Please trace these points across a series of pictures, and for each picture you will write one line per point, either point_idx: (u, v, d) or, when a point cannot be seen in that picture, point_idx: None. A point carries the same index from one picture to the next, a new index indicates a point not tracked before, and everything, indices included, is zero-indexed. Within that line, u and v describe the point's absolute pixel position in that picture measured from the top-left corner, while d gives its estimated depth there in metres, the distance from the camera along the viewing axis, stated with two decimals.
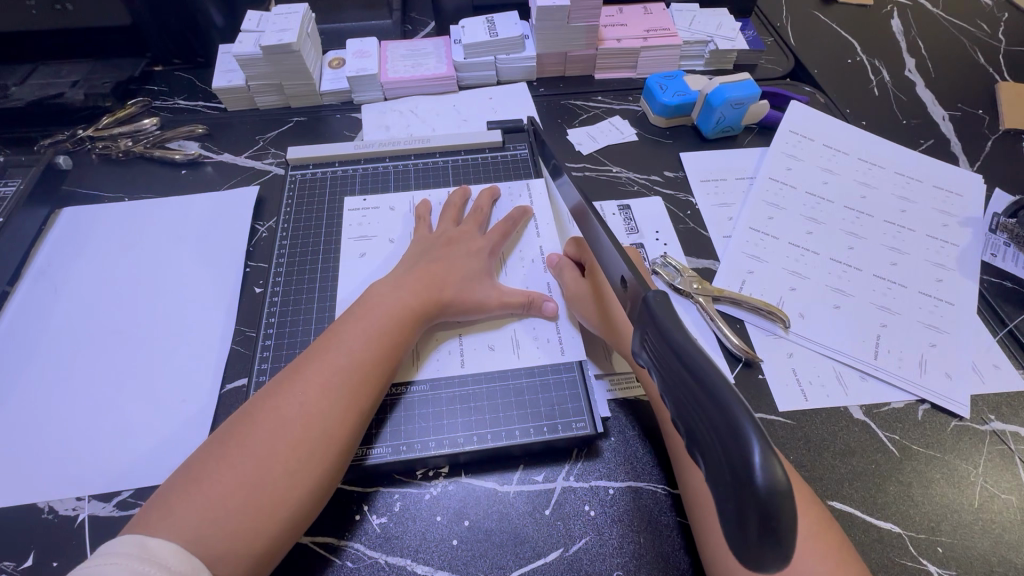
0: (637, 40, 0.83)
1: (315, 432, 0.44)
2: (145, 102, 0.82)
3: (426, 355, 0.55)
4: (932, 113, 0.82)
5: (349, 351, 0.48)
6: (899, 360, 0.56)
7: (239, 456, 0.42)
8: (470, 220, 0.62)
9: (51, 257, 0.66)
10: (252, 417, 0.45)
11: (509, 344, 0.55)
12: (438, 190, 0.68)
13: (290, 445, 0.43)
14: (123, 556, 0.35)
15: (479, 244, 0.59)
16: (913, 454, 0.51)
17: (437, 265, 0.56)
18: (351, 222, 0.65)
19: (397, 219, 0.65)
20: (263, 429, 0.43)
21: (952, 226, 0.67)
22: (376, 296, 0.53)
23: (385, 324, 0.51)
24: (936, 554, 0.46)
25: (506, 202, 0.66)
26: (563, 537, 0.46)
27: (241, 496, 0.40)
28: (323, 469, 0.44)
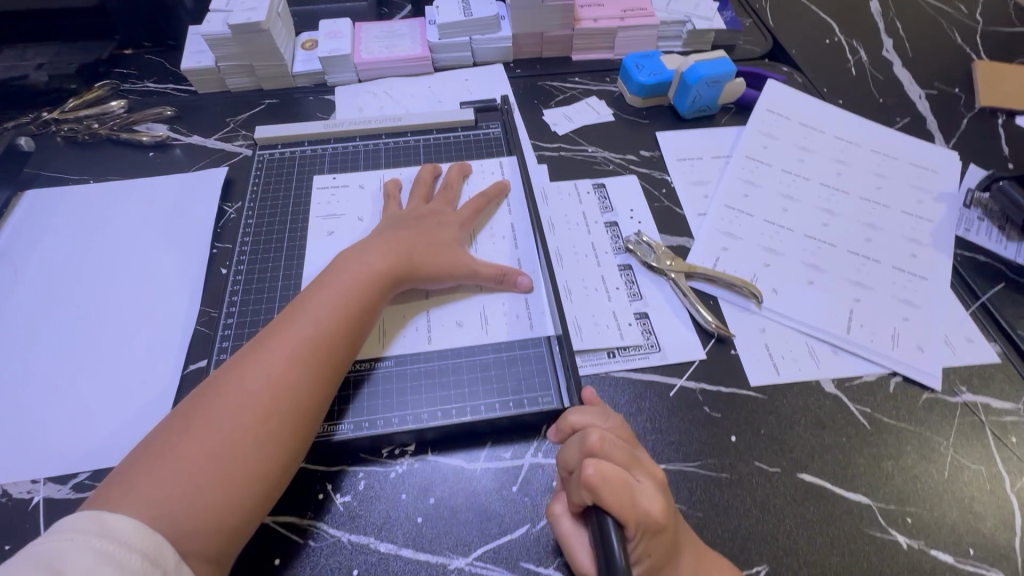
0: (614, 20, 0.82)
1: (282, 405, 0.43)
2: (113, 86, 0.80)
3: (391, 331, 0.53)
4: (909, 92, 0.81)
5: (316, 322, 0.47)
6: (871, 334, 0.56)
7: (203, 429, 0.41)
8: (440, 198, 0.61)
9: (11, 240, 0.64)
10: (216, 389, 0.43)
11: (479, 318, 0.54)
12: (406, 169, 0.66)
13: (255, 418, 0.42)
14: (81, 532, 0.34)
15: (450, 221, 0.58)
16: (883, 426, 0.51)
17: (403, 238, 0.55)
18: (319, 201, 0.63)
19: (366, 199, 0.64)
20: (228, 401, 0.42)
21: (927, 202, 0.67)
22: (339, 269, 0.52)
23: (351, 295, 0.49)
24: (905, 524, 0.46)
25: (477, 180, 0.65)
26: (530, 513, 0.46)
27: (208, 471, 0.39)
28: (290, 443, 0.43)
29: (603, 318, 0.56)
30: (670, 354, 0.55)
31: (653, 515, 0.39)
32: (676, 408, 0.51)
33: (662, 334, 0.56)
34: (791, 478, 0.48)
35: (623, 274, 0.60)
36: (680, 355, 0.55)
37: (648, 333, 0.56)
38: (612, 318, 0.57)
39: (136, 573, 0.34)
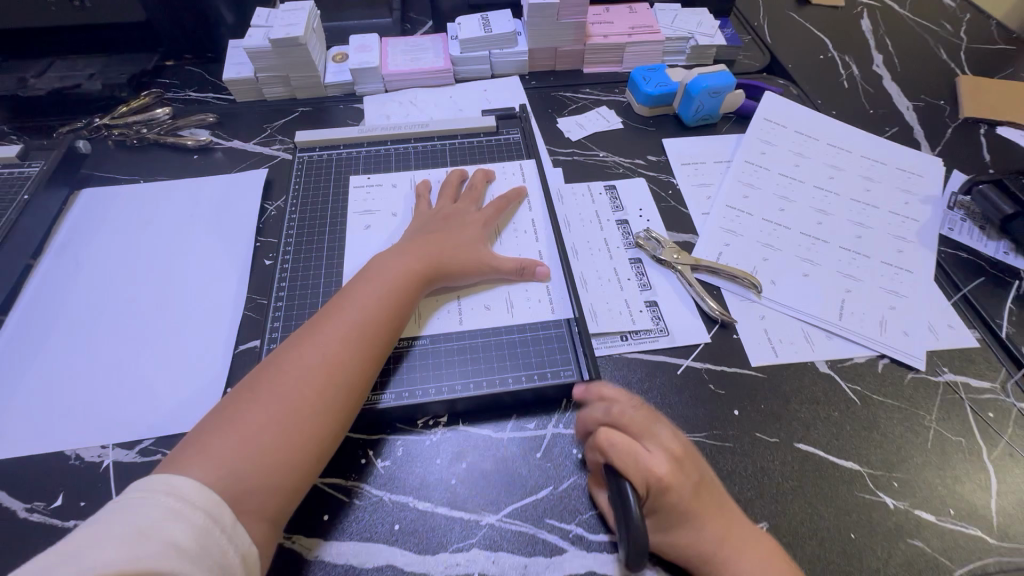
0: (622, 36, 0.89)
1: (334, 380, 0.48)
2: (158, 94, 0.86)
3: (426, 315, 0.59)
4: (897, 103, 0.88)
5: (364, 310, 0.53)
6: (861, 321, 0.61)
7: (266, 399, 0.46)
8: (465, 200, 0.66)
9: (71, 234, 0.70)
10: (278, 368, 0.48)
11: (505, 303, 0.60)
12: (433, 171, 0.72)
13: (311, 390, 0.47)
14: (152, 492, 0.38)
15: (476, 222, 0.64)
16: (873, 402, 0.56)
17: (436, 237, 0.60)
18: (356, 198, 0.69)
19: (402, 199, 0.69)
20: (289, 377, 0.48)
21: (913, 203, 0.73)
22: (379, 266, 0.57)
23: (392, 287, 0.55)
24: (892, 488, 0.51)
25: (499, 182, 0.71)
26: (554, 476, 0.51)
27: (270, 436, 0.44)
28: (340, 414, 0.48)
29: (617, 305, 0.62)
30: (678, 338, 0.60)
31: (663, 476, 0.44)
32: (683, 385, 0.57)
33: (670, 319, 0.61)
34: (788, 447, 0.53)
35: (634, 267, 0.66)
36: (687, 338, 0.60)
37: (658, 319, 0.61)
38: (624, 305, 0.62)
39: (200, 527, 0.38)
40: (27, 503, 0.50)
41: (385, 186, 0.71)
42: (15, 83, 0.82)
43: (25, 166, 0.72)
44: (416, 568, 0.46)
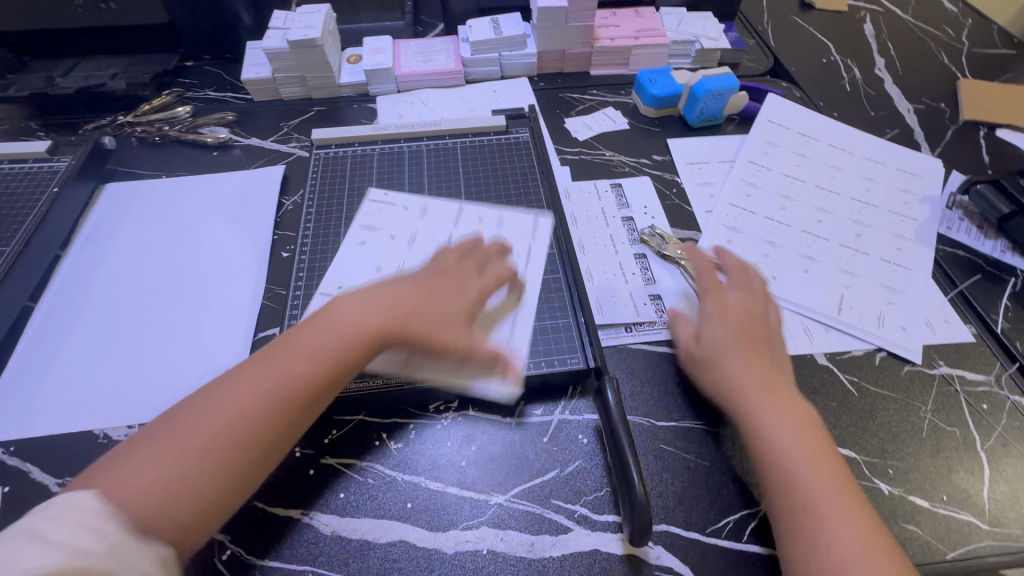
0: (628, 39, 0.91)
1: (245, 434, 0.43)
2: (179, 93, 0.90)
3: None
4: (898, 106, 0.89)
5: (295, 372, 0.46)
6: (859, 315, 0.63)
7: (176, 435, 0.42)
8: (469, 262, 0.57)
9: (97, 226, 0.73)
10: (192, 406, 0.44)
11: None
12: (445, 216, 0.69)
13: (217, 440, 0.42)
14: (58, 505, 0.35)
15: (470, 290, 0.54)
16: (869, 393, 0.58)
17: (412, 293, 0.52)
18: (367, 211, 0.69)
19: (405, 224, 0.68)
20: (196, 423, 0.43)
21: (913, 203, 0.74)
22: (345, 314, 0.50)
23: (340, 342, 0.48)
24: (888, 475, 0.52)
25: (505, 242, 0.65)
26: (560, 459, 0.53)
27: (166, 477, 0.40)
28: (244, 471, 0.43)
29: (622, 298, 0.64)
30: None
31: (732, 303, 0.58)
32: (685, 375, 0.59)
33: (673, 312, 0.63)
34: None
35: (638, 262, 0.68)
36: None
37: (661, 312, 0.63)
38: (629, 298, 0.64)
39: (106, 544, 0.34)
40: (58, 479, 0.52)
41: (395, 208, 0.70)
42: (43, 82, 0.85)
43: (54, 161, 0.75)
44: (428, 544, 0.48)
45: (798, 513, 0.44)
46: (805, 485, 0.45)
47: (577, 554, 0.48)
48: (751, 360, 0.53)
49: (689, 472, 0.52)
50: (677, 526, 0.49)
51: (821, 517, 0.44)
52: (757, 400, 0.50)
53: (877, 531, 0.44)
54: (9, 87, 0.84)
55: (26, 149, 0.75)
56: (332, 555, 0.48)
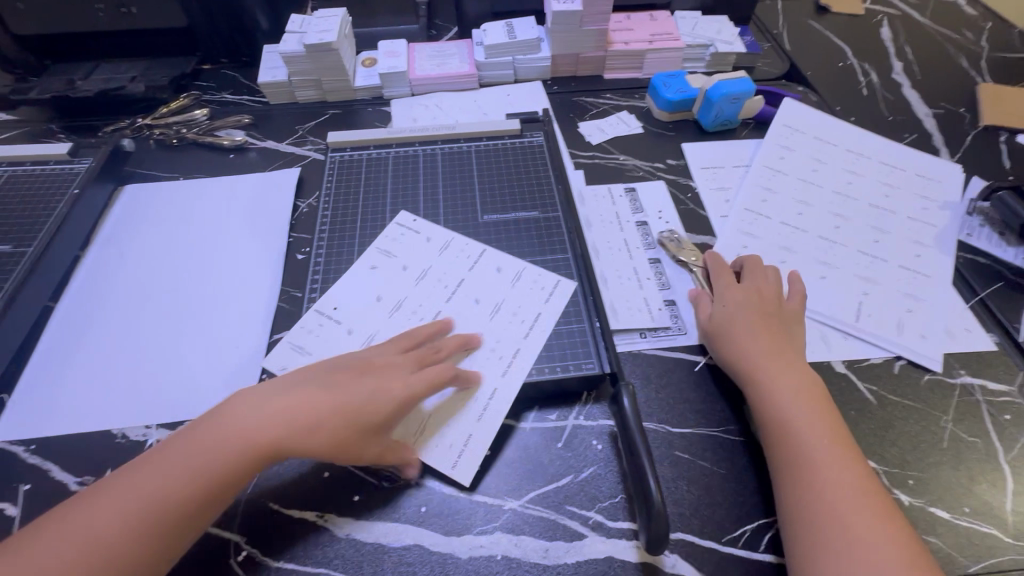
0: (643, 43, 0.91)
1: (120, 550, 0.42)
2: (196, 96, 0.91)
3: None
4: (916, 111, 0.88)
5: (176, 486, 0.45)
6: (878, 323, 0.62)
7: (57, 539, 0.42)
8: (410, 359, 0.54)
9: (116, 228, 0.73)
10: (85, 505, 0.44)
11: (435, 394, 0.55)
12: (463, 261, 0.65)
13: (93, 553, 0.42)
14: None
15: (391, 390, 0.51)
16: (889, 402, 0.57)
17: (318, 399, 0.50)
18: (389, 236, 0.68)
19: (421, 260, 0.65)
20: (84, 521, 0.43)
21: (932, 209, 0.74)
22: (245, 419, 0.48)
23: (231, 456, 0.47)
24: (907, 486, 0.51)
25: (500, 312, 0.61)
26: (574, 465, 0.53)
27: None
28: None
29: (637, 303, 0.64)
30: (695, 335, 0.61)
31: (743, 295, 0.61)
32: (701, 381, 0.58)
33: (688, 318, 0.63)
34: None
35: (653, 267, 0.68)
36: None
37: (676, 317, 0.63)
38: (643, 303, 0.64)
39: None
40: (77, 478, 0.53)
41: (418, 238, 0.68)
42: (64, 84, 0.86)
43: (75, 163, 0.76)
44: (442, 548, 0.48)
45: (802, 477, 0.48)
46: (819, 463, 0.48)
47: (592, 561, 0.47)
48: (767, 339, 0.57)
49: (705, 480, 0.52)
50: (693, 535, 0.49)
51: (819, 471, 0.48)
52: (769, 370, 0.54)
53: (873, 486, 0.47)
54: (31, 90, 0.85)
55: (47, 151, 0.76)
56: (347, 558, 0.48)
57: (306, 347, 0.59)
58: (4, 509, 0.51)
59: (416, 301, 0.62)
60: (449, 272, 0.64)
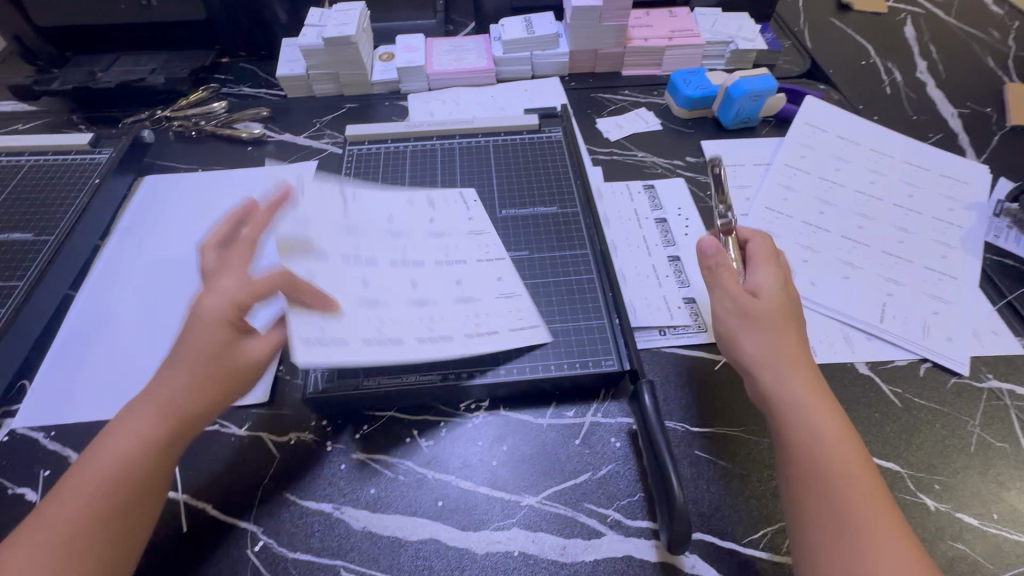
0: (662, 40, 0.90)
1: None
2: (215, 89, 0.91)
3: (316, 249, 0.55)
4: (941, 110, 0.87)
5: (84, 514, 0.40)
6: (903, 324, 0.61)
7: None
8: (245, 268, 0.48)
9: (135, 219, 0.74)
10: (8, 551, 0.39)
11: (358, 304, 0.53)
12: (475, 249, 0.62)
13: None
14: None
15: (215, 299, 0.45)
16: (914, 405, 0.56)
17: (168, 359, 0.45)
18: (445, 197, 0.67)
19: (447, 225, 0.64)
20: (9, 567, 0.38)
21: (958, 210, 0.72)
22: (133, 419, 0.43)
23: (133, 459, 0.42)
24: (933, 490, 0.50)
25: (465, 311, 0.56)
26: (592, 462, 0.52)
27: None
28: None
29: (656, 301, 0.63)
30: None
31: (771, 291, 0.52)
32: (721, 380, 0.57)
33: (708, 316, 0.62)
34: None
35: (672, 264, 0.67)
36: None
37: (696, 316, 0.62)
38: (663, 301, 0.63)
39: None
40: None
41: (460, 211, 0.67)
42: (84, 76, 0.87)
43: (95, 153, 0.77)
44: (458, 544, 0.48)
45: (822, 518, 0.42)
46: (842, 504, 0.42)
47: (610, 559, 0.47)
48: (750, 320, 0.51)
49: (726, 481, 0.51)
50: (713, 536, 0.48)
51: (832, 479, 0.43)
52: (767, 366, 0.49)
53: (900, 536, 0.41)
54: (53, 81, 0.86)
55: (69, 141, 0.76)
56: (363, 551, 0.47)
57: (308, 199, 0.58)
58: (25, 494, 0.51)
59: (414, 242, 0.61)
60: (466, 248, 0.62)
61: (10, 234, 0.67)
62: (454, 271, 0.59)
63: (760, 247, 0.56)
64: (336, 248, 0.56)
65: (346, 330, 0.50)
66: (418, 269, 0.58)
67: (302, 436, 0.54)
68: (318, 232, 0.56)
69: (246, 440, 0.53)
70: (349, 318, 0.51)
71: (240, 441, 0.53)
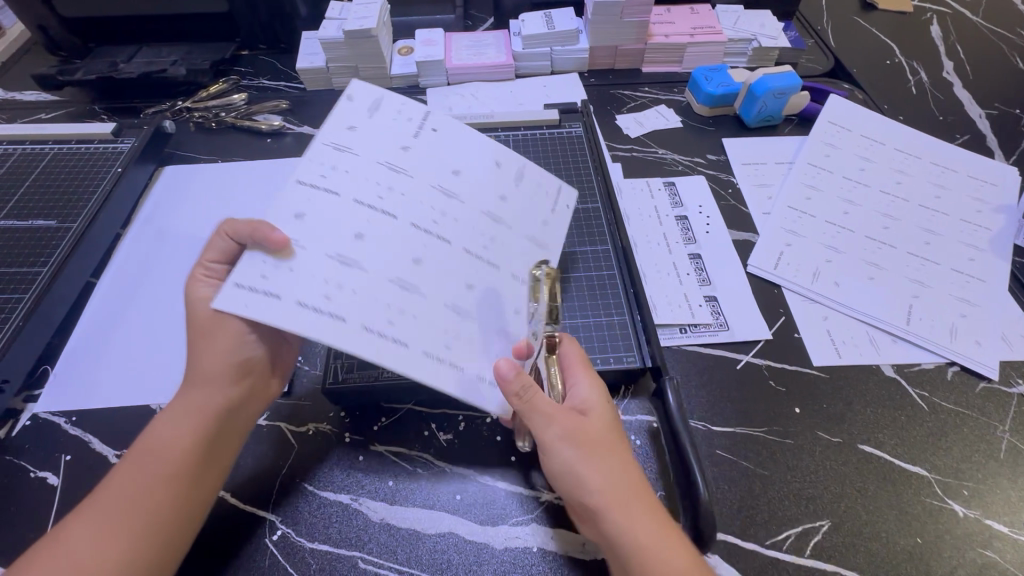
0: (684, 36, 0.89)
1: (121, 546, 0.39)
2: (235, 81, 0.92)
3: (335, 183, 0.45)
4: (969, 111, 0.85)
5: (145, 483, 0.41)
6: (930, 327, 0.60)
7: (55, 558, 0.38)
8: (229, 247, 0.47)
9: (157, 208, 0.74)
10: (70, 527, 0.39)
11: (329, 258, 0.41)
12: (521, 258, 0.49)
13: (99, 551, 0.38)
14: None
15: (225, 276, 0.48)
16: (941, 409, 0.55)
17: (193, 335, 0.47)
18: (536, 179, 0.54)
19: (512, 217, 0.50)
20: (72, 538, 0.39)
21: (986, 212, 0.71)
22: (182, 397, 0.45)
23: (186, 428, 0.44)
24: (961, 495, 0.49)
25: (457, 327, 0.43)
26: None
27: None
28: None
29: (677, 298, 0.62)
30: (737, 333, 0.60)
31: (593, 401, 0.46)
32: (743, 380, 0.57)
33: (730, 315, 0.61)
34: (850, 448, 0.52)
35: (693, 262, 0.66)
36: (748, 334, 0.60)
37: (717, 314, 0.61)
38: (683, 299, 0.62)
39: None
40: (117, 450, 0.53)
41: (540, 208, 0.53)
42: (107, 67, 0.87)
43: (118, 142, 0.77)
44: (477, 538, 0.47)
45: None
46: None
47: None
48: (583, 447, 0.43)
49: (749, 482, 0.50)
50: (736, 536, 0.47)
51: None
52: (616, 506, 0.41)
53: None
54: (77, 71, 0.87)
55: (91, 130, 0.77)
56: (381, 543, 0.47)
57: (379, 117, 0.49)
58: (47, 477, 0.52)
59: (460, 215, 0.48)
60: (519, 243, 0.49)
61: (34, 221, 0.68)
62: (478, 270, 0.46)
63: (573, 350, 0.49)
64: (370, 188, 0.45)
65: (285, 282, 0.39)
66: (438, 247, 0.45)
67: (321, 427, 0.54)
68: (360, 164, 0.46)
69: (265, 429, 0.53)
70: (294, 272, 0.40)
71: (259, 431, 0.53)
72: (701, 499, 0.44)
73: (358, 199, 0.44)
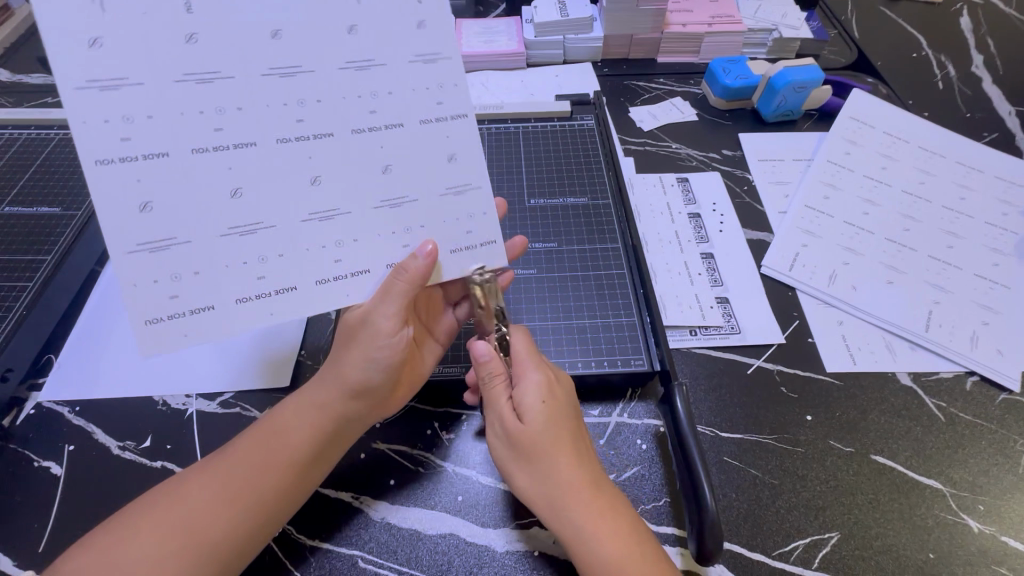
0: (702, 25, 0.86)
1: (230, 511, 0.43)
2: None
3: (143, 139, 0.37)
4: (998, 108, 0.82)
5: (265, 459, 0.45)
6: (950, 334, 0.58)
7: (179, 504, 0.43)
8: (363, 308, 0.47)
9: None
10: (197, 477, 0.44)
11: (225, 236, 0.40)
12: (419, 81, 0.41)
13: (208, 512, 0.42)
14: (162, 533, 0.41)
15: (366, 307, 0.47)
16: (958, 419, 0.53)
17: (342, 350, 0.49)
18: None
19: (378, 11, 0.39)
20: (196, 489, 0.43)
21: (1013, 215, 0.68)
22: (316, 393, 0.49)
23: (310, 422, 0.47)
24: (977, 511, 0.48)
25: (394, 221, 0.43)
26: (617, 464, 0.50)
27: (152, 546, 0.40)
28: (228, 544, 0.42)
29: (689, 299, 0.61)
30: (749, 336, 0.58)
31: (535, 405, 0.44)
32: (753, 386, 0.55)
33: (742, 318, 0.60)
34: (862, 459, 0.51)
35: (705, 262, 0.64)
36: (760, 338, 0.58)
37: (729, 317, 0.60)
38: (694, 300, 0.61)
39: None
40: (119, 442, 0.53)
41: None
42: None
43: None
44: (478, 540, 0.47)
45: None
46: None
47: None
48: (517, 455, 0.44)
49: (756, 490, 0.49)
50: (742, 546, 0.46)
51: None
52: (546, 503, 0.43)
53: None
54: None
55: None
56: (381, 542, 0.47)
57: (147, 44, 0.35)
58: (50, 467, 0.52)
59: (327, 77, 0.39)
60: (402, 27, 0.39)
61: (38, 208, 0.67)
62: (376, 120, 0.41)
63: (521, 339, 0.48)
64: (201, 130, 0.38)
65: (209, 289, 0.41)
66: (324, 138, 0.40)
67: None
68: (151, 57, 0.36)
69: None
70: (210, 275, 0.41)
71: None
72: (709, 509, 0.43)
73: (201, 144, 0.38)
